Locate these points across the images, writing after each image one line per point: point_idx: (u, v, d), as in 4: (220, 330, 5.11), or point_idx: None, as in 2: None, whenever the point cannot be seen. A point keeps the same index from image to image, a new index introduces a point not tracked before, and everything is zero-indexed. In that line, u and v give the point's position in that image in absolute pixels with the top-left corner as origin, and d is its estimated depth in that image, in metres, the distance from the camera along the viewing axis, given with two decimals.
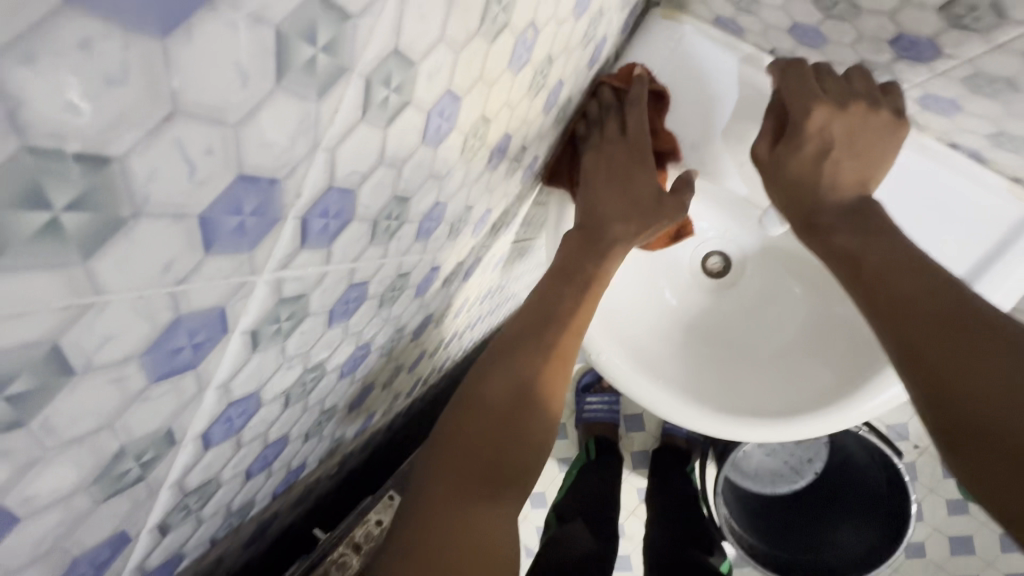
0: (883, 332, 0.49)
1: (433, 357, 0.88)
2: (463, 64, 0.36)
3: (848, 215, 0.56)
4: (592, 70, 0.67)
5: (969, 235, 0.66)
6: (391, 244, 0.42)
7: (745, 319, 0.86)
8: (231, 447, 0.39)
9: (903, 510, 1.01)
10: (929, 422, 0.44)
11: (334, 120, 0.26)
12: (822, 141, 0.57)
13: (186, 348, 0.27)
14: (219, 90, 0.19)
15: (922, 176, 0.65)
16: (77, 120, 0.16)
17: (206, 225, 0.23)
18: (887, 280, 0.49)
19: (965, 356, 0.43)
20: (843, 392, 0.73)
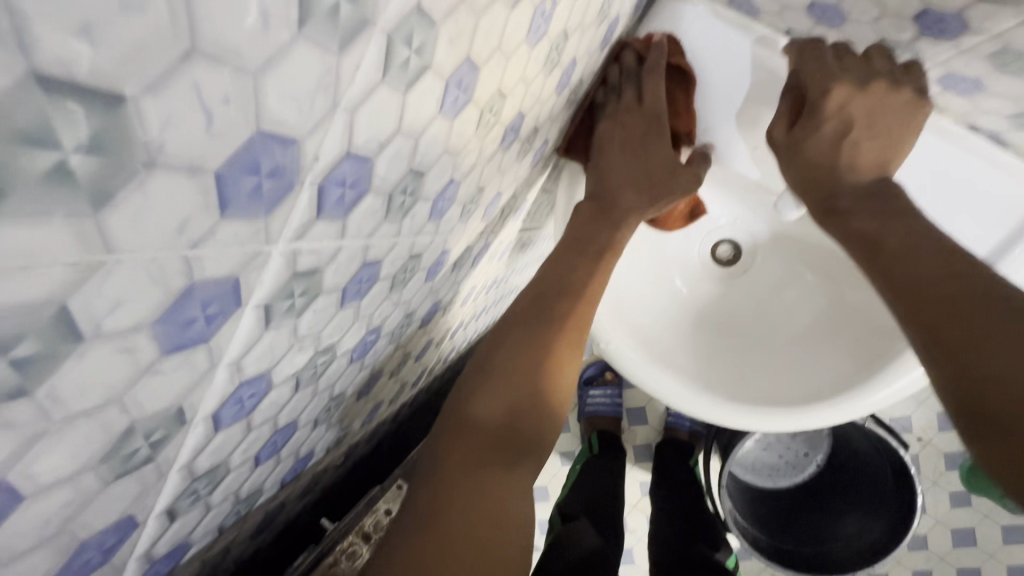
0: (902, 315, 0.48)
1: (439, 346, 0.86)
2: (483, 31, 0.34)
3: (866, 198, 0.56)
4: (604, 51, 0.65)
5: (987, 219, 0.64)
6: (405, 222, 0.41)
7: (757, 307, 0.85)
8: (241, 431, 0.37)
9: (910, 504, 0.99)
10: (951, 407, 0.43)
11: (355, 78, 0.25)
12: (841, 120, 0.57)
13: (199, 320, 0.25)
14: (239, 30, 0.18)
15: (940, 158, 0.64)
16: (88, 49, 0.14)
17: (222, 184, 0.21)
18: (906, 262, 0.49)
19: (985, 333, 0.42)
20: (858, 380, 0.72)
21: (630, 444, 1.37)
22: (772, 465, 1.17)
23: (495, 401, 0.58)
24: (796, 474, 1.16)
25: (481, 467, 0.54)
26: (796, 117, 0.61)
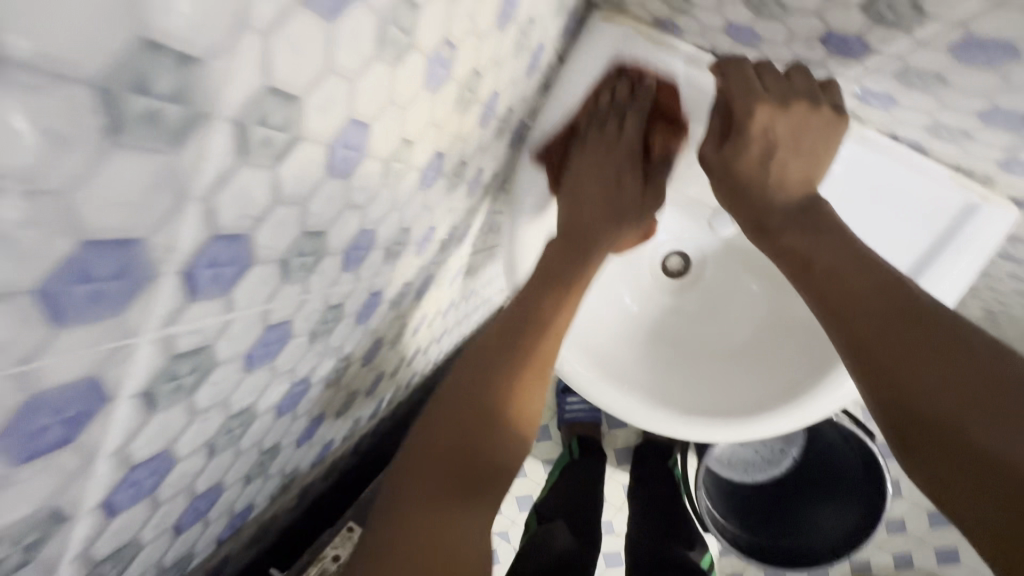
0: (835, 333, 0.48)
1: (395, 377, 0.85)
2: (365, 90, 0.34)
3: (796, 215, 0.55)
4: (532, 77, 0.65)
5: (915, 224, 0.65)
6: (311, 279, 0.40)
7: (709, 318, 0.86)
8: (148, 507, 0.37)
9: (879, 492, 0.99)
10: (885, 423, 0.43)
11: (202, 168, 0.24)
12: (767, 146, 0.56)
13: (56, 425, 0.25)
14: (26, 160, 0.17)
15: (863, 171, 0.65)
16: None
17: (46, 299, 0.21)
18: (834, 279, 0.49)
19: (908, 353, 0.43)
20: (808, 387, 0.72)
21: (609, 449, 1.37)
22: (747, 459, 1.16)
23: (464, 412, 0.59)
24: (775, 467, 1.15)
25: (443, 489, 0.53)
26: (726, 131, 0.60)
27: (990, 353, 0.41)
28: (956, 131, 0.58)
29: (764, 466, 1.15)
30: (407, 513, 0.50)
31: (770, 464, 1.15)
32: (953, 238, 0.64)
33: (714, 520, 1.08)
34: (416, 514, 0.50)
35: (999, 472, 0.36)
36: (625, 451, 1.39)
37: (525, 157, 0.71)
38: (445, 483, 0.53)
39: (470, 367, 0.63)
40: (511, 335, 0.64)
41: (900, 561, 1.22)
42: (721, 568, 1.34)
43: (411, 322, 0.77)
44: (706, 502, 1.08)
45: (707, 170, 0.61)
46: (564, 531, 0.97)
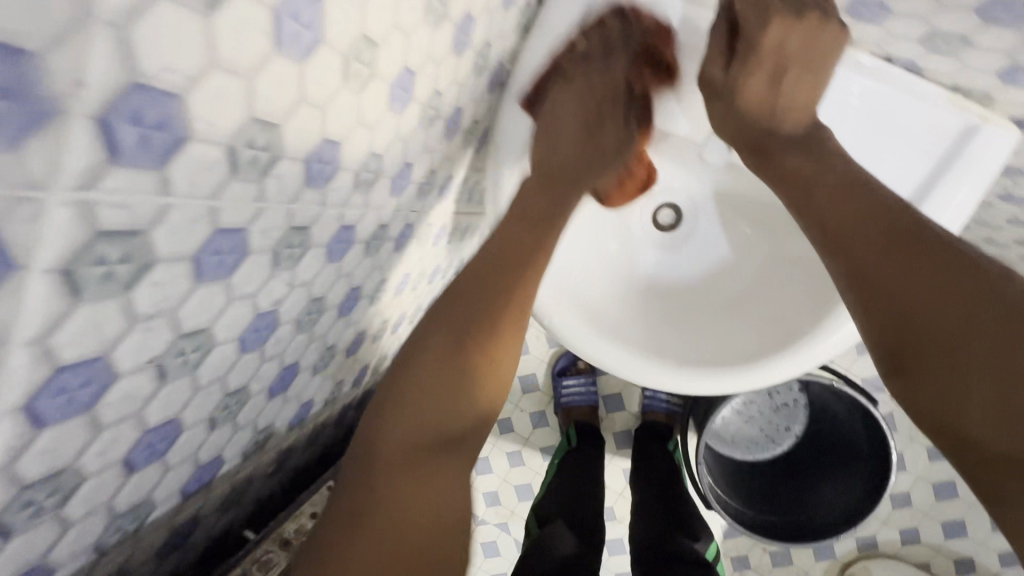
0: (830, 258, 0.50)
1: (379, 343, 0.82)
2: (415, 45, 0.47)
3: (799, 143, 0.56)
4: (510, 14, 0.65)
5: (916, 149, 0.63)
6: (371, 194, 0.53)
7: (699, 268, 0.83)
8: (258, 359, 0.49)
9: (883, 459, 1.02)
10: (877, 343, 0.45)
11: (324, 83, 0.38)
12: (778, 60, 0.56)
13: (221, 255, 0.36)
14: (244, 52, 0.29)
15: (864, 98, 0.62)
16: (167, 65, 0.25)
17: (233, 152, 0.33)
18: (834, 202, 0.50)
19: (910, 276, 0.43)
20: (804, 328, 0.70)
21: (608, 433, 1.42)
22: (751, 438, 1.21)
23: (440, 348, 0.56)
24: (773, 448, 1.21)
25: (422, 441, 0.52)
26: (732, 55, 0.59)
27: (994, 272, 0.41)
28: (954, 41, 0.56)
29: (762, 447, 1.21)
30: (385, 463, 0.51)
31: (769, 444, 1.21)
32: (953, 161, 0.62)
33: (718, 497, 1.12)
34: (393, 465, 0.50)
35: (978, 382, 0.38)
36: (624, 434, 1.42)
37: (508, 105, 0.71)
38: (419, 439, 0.52)
39: (449, 313, 0.57)
40: (489, 271, 0.59)
41: (905, 536, 1.25)
42: (727, 552, 1.33)
43: (408, 272, 0.78)
44: (708, 480, 1.12)
45: (708, 95, 0.61)
46: (566, 531, 0.97)
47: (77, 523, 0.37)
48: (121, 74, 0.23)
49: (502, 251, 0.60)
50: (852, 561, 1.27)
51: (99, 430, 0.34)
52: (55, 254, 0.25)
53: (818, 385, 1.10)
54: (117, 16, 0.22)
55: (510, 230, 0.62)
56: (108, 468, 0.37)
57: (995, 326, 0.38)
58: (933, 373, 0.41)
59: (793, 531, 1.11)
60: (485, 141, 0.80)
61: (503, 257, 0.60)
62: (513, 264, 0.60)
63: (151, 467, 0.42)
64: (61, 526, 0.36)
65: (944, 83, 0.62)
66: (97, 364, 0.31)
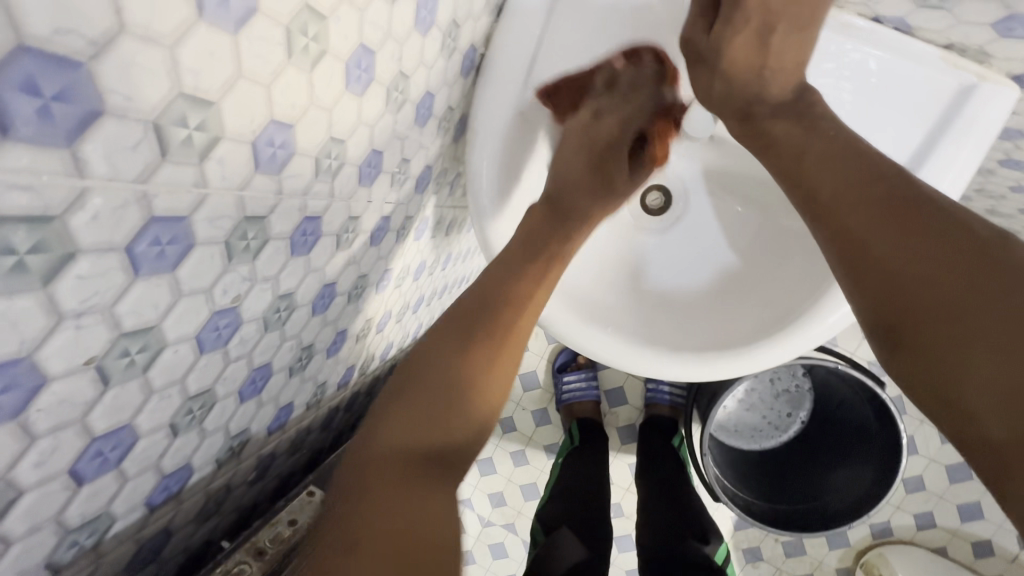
0: (819, 226, 0.47)
1: (364, 342, 0.80)
2: (370, 21, 0.44)
3: (788, 107, 0.53)
4: None
5: (910, 113, 0.60)
6: (336, 183, 0.50)
7: (695, 251, 0.80)
8: (221, 361, 0.46)
9: (895, 442, 0.98)
10: (867, 314, 0.42)
11: (265, 58, 0.35)
12: (764, 17, 0.51)
13: (160, 246, 0.34)
14: (157, 17, 0.27)
15: (854, 61, 0.59)
16: (61, 27, 0.23)
17: (160, 131, 0.30)
18: (826, 168, 0.47)
19: (908, 241, 0.40)
20: (802, 308, 0.67)
21: (612, 427, 1.39)
22: (755, 427, 1.18)
23: (444, 362, 0.56)
24: (777, 436, 1.17)
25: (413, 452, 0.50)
26: (714, 17, 0.55)
27: (992, 236, 0.38)
28: None
29: (765, 436, 1.18)
30: (377, 474, 0.48)
31: (773, 432, 1.17)
32: (951, 124, 0.59)
33: (725, 488, 1.08)
34: (372, 471, 0.49)
35: (975, 352, 0.35)
36: (628, 428, 1.39)
37: (483, 86, 0.68)
38: (406, 451, 0.50)
39: (447, 338, 0.57)
40: (493, 304, 0.59)
41: (921, 521, 1.21)
42: (737, 544, 1.30)
43: (391, 267, 0.75)
44: (715, 471, 1.08)
45: (692, 59, 0.57)
46: (571, 538, 0.95)
47: (20, 541, 0.35)
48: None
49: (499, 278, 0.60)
50: (866, 548, 1.24)
51: (35, 437, 0.32)
52: None
53: (824, 370, 1.05)
54: None
55: (503, 264, 0.62)
56: (51, 480, 0.35)
57: (993, 292, 0.36)
58: (939, 346, 0.37)
59: (801, 519, 1.07)
60: (463, 127, 0.77)
61: (507, 294, 0.60)
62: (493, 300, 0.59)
63: (105, 478, 0.40)
64: (1, 543, 0.34)
65: (938, 42, 0.59)
66: (21, 366, 0.29)
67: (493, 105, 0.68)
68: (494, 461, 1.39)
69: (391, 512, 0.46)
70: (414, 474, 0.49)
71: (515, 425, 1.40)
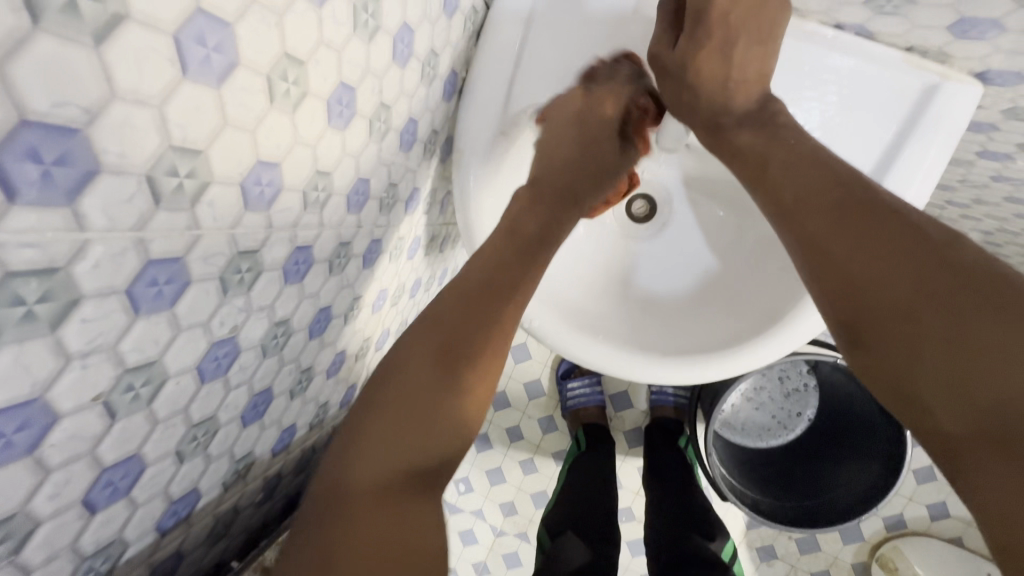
0: (784, 232, 0.49)
1: (363, 361, 0.82)
2: (349, 60, 0.47)
3: (752, 116, 0.55)
4: (455, 20, 0.65)
5: (878, 115, 0.62)
6: (325, 213, 0.53)
7: (680, 257, 0.82)
8: (223, 388, 0.48)
9: (900, 438, 0.98)
10: (831, 315, 0.44)
11: (248, 106, 0.37)
12: (725, 30, 0.53)
13: (158, 286, 0.36)
14: (143, 83, 0.29)
15: (822, 68, 0.61)
16: (58, 99, 0.26)
17: (152, 182, 0.32)
18: (787, 175, 0.49)
19: (862, 244, 0.42)
20: (787, 309, 0.68)
21: (618, 432, 1.40)
22: (762, 425, 1.18)
23: (427, 354, 0.56)
24: (783, 435, 1.18)
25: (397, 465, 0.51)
26: (679, 32, 0.57)
27: (941, 236, 0.40)
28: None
29: (772, 435, 1.18)
30: (359, 491, 0.49)
31: (780, 431, 1.18)
32: (919, 122, 0.61)
33: (732, 487, 1.08)
34: (361, 494, 0.49)
35: (928, 349, 0.37)
36: (634, 431, 1.40)
37: (467, 108, 0.71)
38: (400, 454, 0.52)
39: (417, 347, 0.56)
40: (470, 299, 0.59)
41: (935, 512, 1.21)
42: (750, 543, 1.30)
43: (386, 286, 0.78)
44: (720, 471, 1.09)
45: (661, 74, 0.59)
46: (578, 543, 0.97)
47: (39, 569, 0.38)
48: (3, 111, 0.24)
49: (487, 274, 0.61)
50: (882, 542, 1.24)
51: (48, 471, 0.34)
52: None
53: (827, 365, 1.06)
54: None
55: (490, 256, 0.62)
56: (66, 510, 0.37)
57: (942, 291, 0.38)
58: (894, 343, 0.39)
59: (809, 516, 1.07)
60: (450, 148, 0.80)
61: (488, 279, 0.60)
62: (487, 295, 0.59)
63: (116, 505, 0.42)
64: (21, 571, 0.36)
65: (900, 45, 0.61)
66: (34, 407, 0.31)
67: (476, 127, 0.71)
68: (502, 471, 1.41)
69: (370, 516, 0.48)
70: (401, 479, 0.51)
71: (522, 434, 1.41)
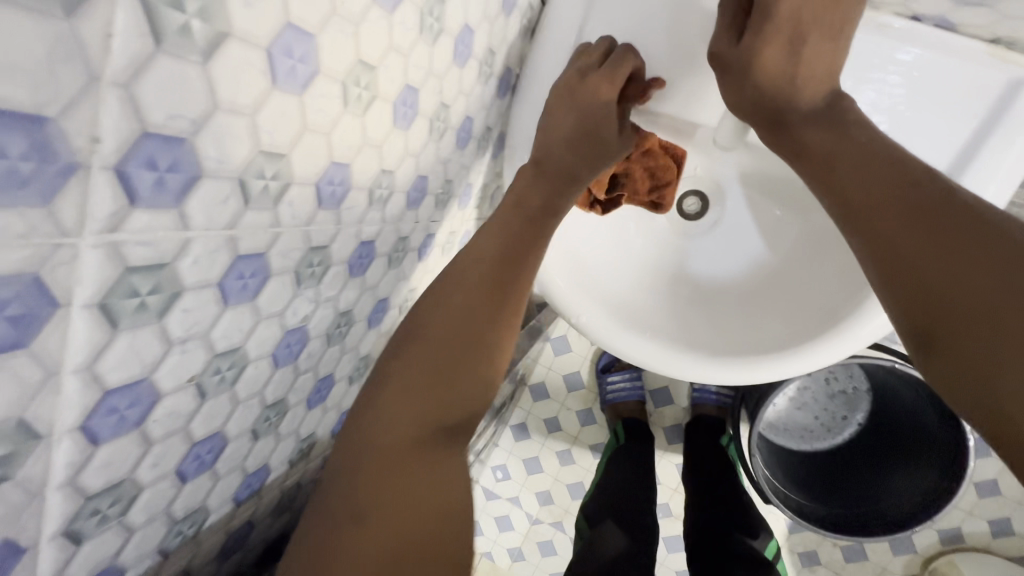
0: (853, 235, 0.47)
1: None
2: (414, 63, 0.49)
3: (820, 113, 0.53)
4: (512, 17, 0.65)
5: (955, 112, 0.59)
6: (386, 210, 0.55)
7: (733, 254, 0.81)
8: (293, 373, 0.52)
9: (961, 444, 0.93)
10: (902, 317, 0.43)
11: (326, 111, 0.40)
12: (795, 26, 0.52)
13: (244, 280, 0.39)
14: (240, 93, 0.32)
15: (892, 61, 0.58)
16: (172, 113, 0.28)
17: (243, 184, 0.35)
18: (857, 176, 0.48)
19: (941, 250, 0.41)
20: (843, 312, 0.66)
21: (658, 427, 1.38)
22: (806, 426, 1.14)
23: (448, 314, 0.53)
24: (828, 437, 1.14)
25: (414, 437, 0.47)
26: (743, 27, 0.56)
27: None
28: None
29: (816, 436, 1.14)
30: (376, 454, 0.46)
31: (825, 433, 1.14)
32: (1000, 120, 0.57)
33: (775, 490, 1.04)
34: (381, 460, 0.45)
35: (1006, 358, 0.36)
36: (674, 428, 1.38)
37: (520, 105, 0.72)
38: (417, 432, 0.47)
39: (438, 311, 0.53)
40: (488, 270, 0.55)
41: (997, 528, 1.14)
42: (792, 547, 1.28)
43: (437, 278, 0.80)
44: (763, 470, 1.05)
45: (722, 69, 0.57)
46: (617, 531, 0.98)
47: (139, 529, 0.42)
48: (130, 125, 0.27)
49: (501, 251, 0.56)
50: (935, 555, 1.18)
51: (150, 443, 0.38)
52: (91, 290, 0.29)
53: (882, 369, 1.00)
54: (121, 75, 0.25)
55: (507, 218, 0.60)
56: (162, 479, 0.41)
57: None
58: (967, 348, 0.38)
59: (860, 524, 1.02)
60: (501, 142, 0.80)
61: (512, 241, 0.58)
62: (506, 261, 0.57)
63: (201, 477, 0.46)
64: (125, 530, 0.41)
65: (984, 37, 0.57)
66: (141, 386, 0.35)
67: (528, 123, 0.72)
68: (541, 460, 1.43)
69: (388, 486, 0.44)
70: (420, 453, 0.47)
71: (561, 425, 1.42)
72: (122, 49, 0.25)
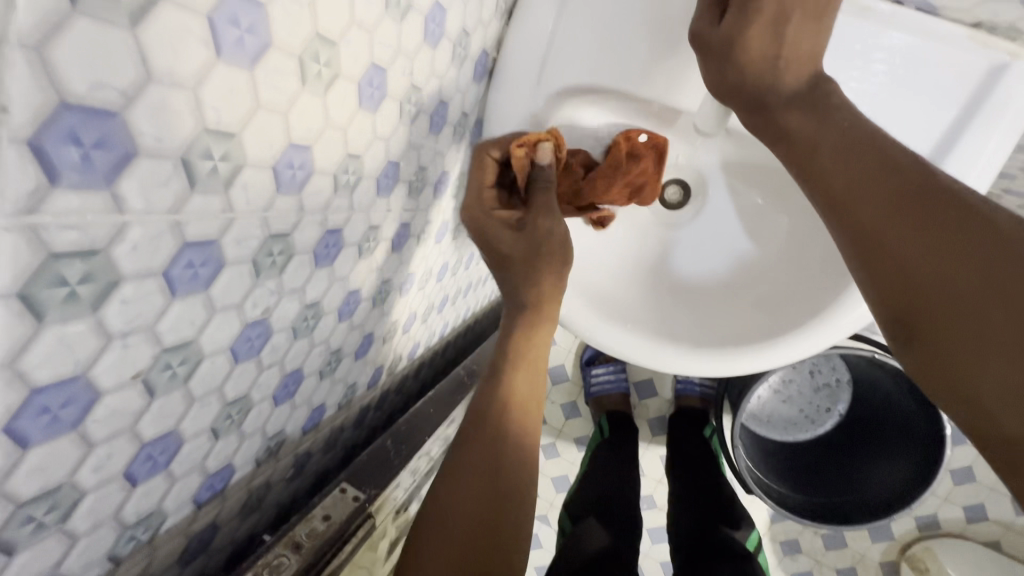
0: (835, 223, 0.46)
1: (389, 344, 0.82)
2: (380, 41, 0.46)
3: (802, 97, 0.52)
4: None
5: (938, 97, 0.58)
6: (354, 196, 0.52)
7: (716, 244, 0.79)
8: (256, 368, 0.50)
9: (940, 434, 0.94)
10: (882, 307, 0.42)
11: (281, 88, 0.37)
12: (779, 7, 0.50)
13: (193, 269, 0.37)
14: (180, 62, 0.29)
15: (876, 46, 0.57)
16: (97, 82, 0.26)
17: (186, 164, 0.32)
18: (840, 162, 0.46)
19: (923, 237, 0.39)
20: (825, 301, 0.66)
21: (642, 419, 1.37)
22: (790, 419, 1.13)
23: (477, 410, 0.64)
24: (810, 427, 1.13)
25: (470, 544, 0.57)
26: (726, 7, 0.54)
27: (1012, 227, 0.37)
28: None
29: (799, 427, 1.14)
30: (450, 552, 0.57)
31: (808, 424, 1.13)
32: (982, 105, 0.57)
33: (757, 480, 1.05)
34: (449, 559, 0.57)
35: (984, 351, 0.35)
36: (659, 419, 1.37)
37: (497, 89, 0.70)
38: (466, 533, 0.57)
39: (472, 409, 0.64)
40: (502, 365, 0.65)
41: (972, 514, 1.16)
42: (773, 536, 1.28)
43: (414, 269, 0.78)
44: (746, 461, 1.05)
45: (705, 52, 0.55)
46: (600, 526, 0.97)
47: (84, 536, 0.40)
48: (45, 95, 0.24)
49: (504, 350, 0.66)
50: (912, 542, 1.20)
51: (91, 445, 0.35)
52: (9, 276, 0.26)
53: (863, 359, 1.00)
54: (30, 37, 0.22)
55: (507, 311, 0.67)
56: (108, 482, 0.39)
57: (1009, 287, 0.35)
58: (947, 338, 0.37)
59: (840, 512, 1.04)
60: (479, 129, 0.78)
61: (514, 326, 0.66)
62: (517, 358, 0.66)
63: (155, 479, 0.43)
64: (69, 538, 0.38)
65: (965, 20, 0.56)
66: (76, 383, 0.32)
67: (506, 109, 0.70)
68: None
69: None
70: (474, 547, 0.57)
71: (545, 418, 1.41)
72: (29, 7, 0.22)
